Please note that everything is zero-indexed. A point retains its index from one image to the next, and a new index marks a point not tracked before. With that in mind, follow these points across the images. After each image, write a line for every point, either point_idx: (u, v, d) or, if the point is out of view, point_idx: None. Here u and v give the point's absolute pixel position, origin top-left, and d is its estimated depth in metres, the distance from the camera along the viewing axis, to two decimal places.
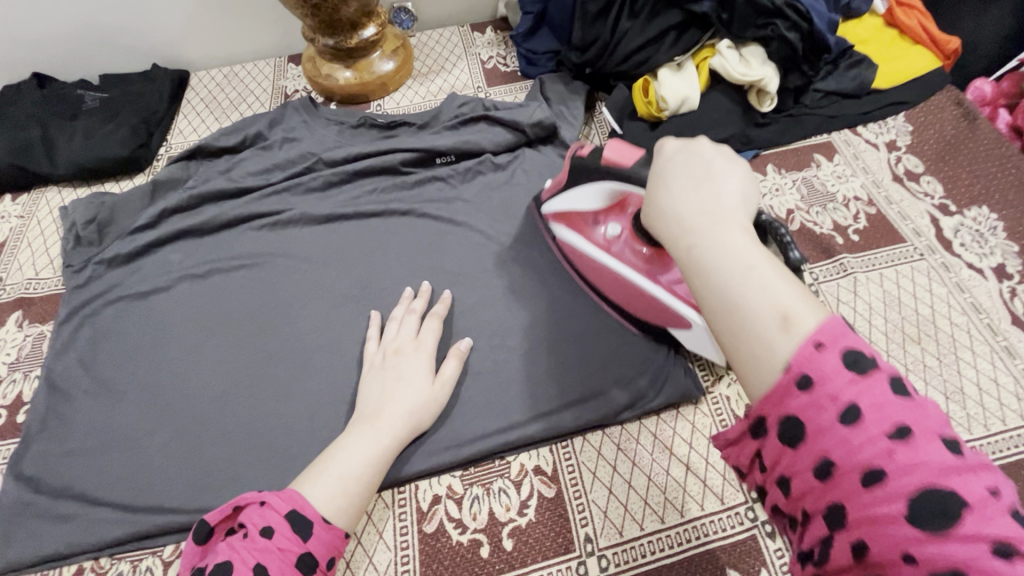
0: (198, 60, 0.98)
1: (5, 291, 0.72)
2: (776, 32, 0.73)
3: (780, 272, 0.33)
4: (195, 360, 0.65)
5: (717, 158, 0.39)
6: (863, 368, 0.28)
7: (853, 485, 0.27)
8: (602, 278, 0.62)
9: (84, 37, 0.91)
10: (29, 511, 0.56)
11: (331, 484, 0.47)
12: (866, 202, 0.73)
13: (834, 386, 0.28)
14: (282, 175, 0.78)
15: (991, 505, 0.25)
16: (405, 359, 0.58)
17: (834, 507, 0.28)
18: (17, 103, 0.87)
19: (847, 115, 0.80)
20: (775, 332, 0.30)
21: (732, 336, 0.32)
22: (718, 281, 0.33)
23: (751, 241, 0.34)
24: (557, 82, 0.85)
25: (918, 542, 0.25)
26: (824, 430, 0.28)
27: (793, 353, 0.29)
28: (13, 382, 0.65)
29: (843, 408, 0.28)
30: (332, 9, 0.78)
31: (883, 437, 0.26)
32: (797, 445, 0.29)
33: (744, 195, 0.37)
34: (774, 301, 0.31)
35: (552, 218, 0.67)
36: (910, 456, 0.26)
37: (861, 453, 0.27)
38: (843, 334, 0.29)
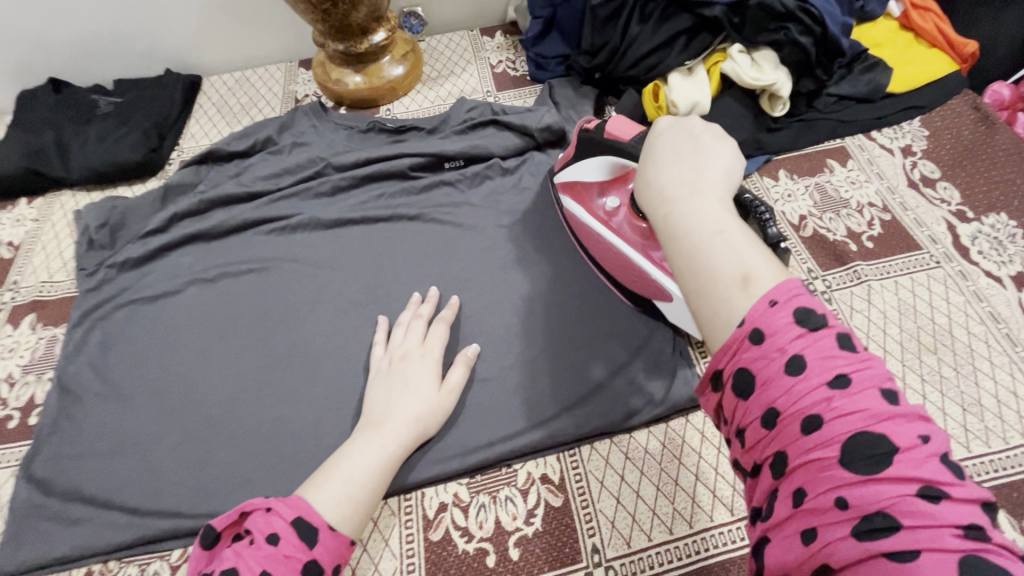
0: (211, 66, 0.99)
1: (19, 294, 0.73)
2: (789, 36, 0.72)
3: (748, 239, 0.35)
4: (204, 364, 0.65)
5: (704, 134, 0.41)
6: (812, 325, 0.30)
7: (796, 432, 0.29)
8: (600, 250, 0.64)
9: (99, 42, 0.92)
10: (40, 513, 0.56)
11: (336, 491, 0.47)
12: (881, 208, 0.72)
13: (783, 339, 0.30)
14: (292, 180, 0.78)
15: (919, 449, 0.27)
16: (411, 365, 0.58)
17: (778, 455, 0.29)
18: (33, 108, 0.89)
19: (861, 120, 0.79)
20: (735, 290, 0.32)
21: (697, 295, 0.34)
22: (688, 245, 0.35)
23: (726, 211, 0.36)
24: (566, 87, 0.84)
25: (850, 484, 0.27)
26: (772, 380, 0.30)
27: (750, 310, 0.31)
28: (25, 384, 0.65)
29: (790, 359, 0.29)
30: (343, 14, 0.79)
31: (824, 387, 0.28)
32: (748, 397, 0.31)
33: (727, 169, 0.39)
34: (738, 264, 0.33)
35: (560, 188, 0.69)
36: (848, 404, 0.28)
37: (804, 401, 0.28)
38: (796, 294, 0.31)
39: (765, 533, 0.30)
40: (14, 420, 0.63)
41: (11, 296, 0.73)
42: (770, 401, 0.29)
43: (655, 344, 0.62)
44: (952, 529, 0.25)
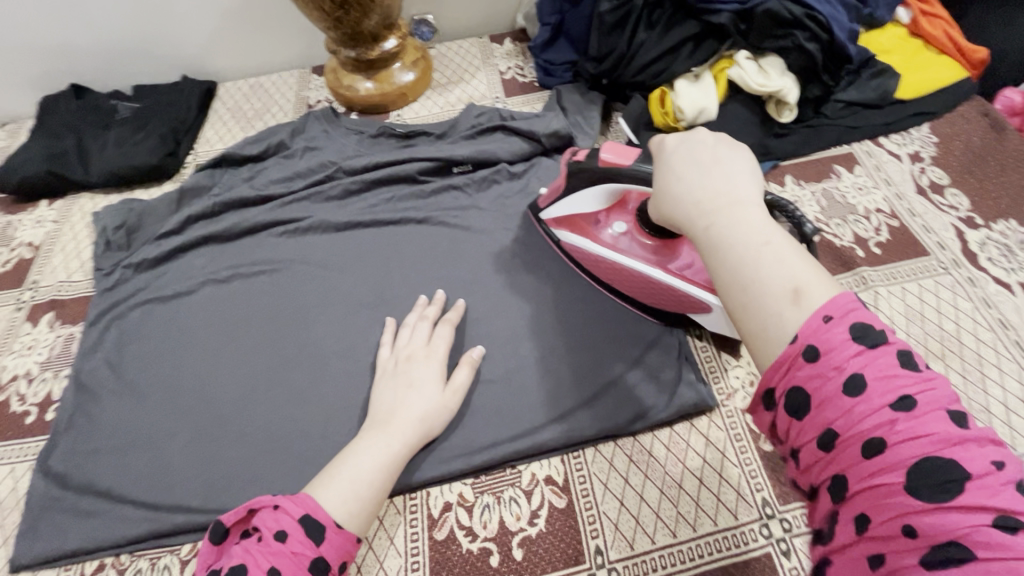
0: (226, 72, 1.01)
1: (38, 293, 0.75)
2: (795, 43, 0.73)
3: (791, 248, 0.35)
4: (216, 363, 0.66)
5: (719, 145, 0.42)
6: (870, 343, 0.30)
7: (857, 455, 0.29)
8: (613, 276, 0.64)
9: (119, 49, 0.95)
10: (55, 506, 0.58)
11: (343, 489, 0.48)
12: (888, 214, 0.72)
13: (840, 357, 0.30)
14: (303, 183, 0.80)
15: (992, 477, 0.26)
16: (417, 366, 0.59)
17: (838, 477, 0.29)
18: (55, 113, 0.91)
19: (869, 126, 0.79)
20: (786, 305, 0.33)
21: (745, 312, 0.34)
22: (733, 261, 0.35)
23: (764, 221, 0.37)
24: (573, 93, 0.85)
25: (919, 511, 0.26)
26: (830, 401, 0.30)
27: (801, 326, 0.32)
28: (43, 381, 0.67)
29: (849, 379, 0.29)
30: (355, 22, 0.81)
31: (886, 408, 0.28)
32: (805, 416, 0.31)
33: (753, 177, 0.40)
34: (786, 278, 0.33)
35: (555, 225, 0.68)
36: (913, 426, 0.28)
37: (864, 422, 0.29)
38: (852, 310, 0.31)
39: (826, 558, 0.30)
40: (32, 416, 0.64)
41: (31, 295, 0.75)
42: (828, 422, 0.29)
43: (660, 348, 0.62)
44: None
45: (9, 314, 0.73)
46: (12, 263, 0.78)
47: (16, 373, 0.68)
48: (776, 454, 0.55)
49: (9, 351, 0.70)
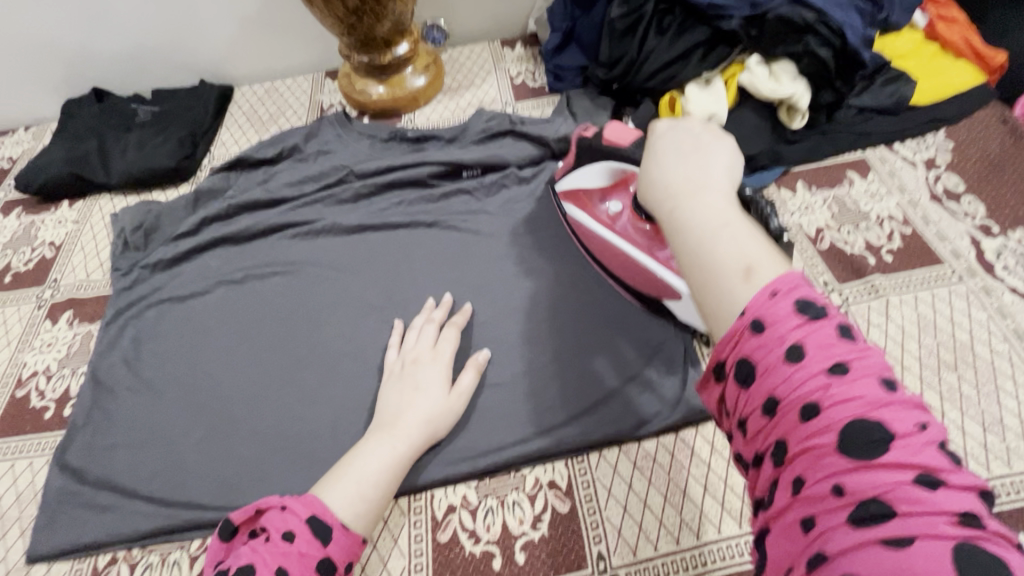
0: (243, 76, 1.03)
1: (58, 291, 0.77)
2: (807, 48, 0.72)
3: (750, 233, 0.35)
4: (228, 362, 0.68)
5: (704, 134, 0.41)
6: (812, 316, 0.30)
7: (795, 420, 0.29)
8: (606, 253, 0.65)
9: (140, 54, 0.98)
10: (72, 500, 0.59)
11: (350, 489, 0.49)
12: (901, 222, 0.71)
13: (783, 329, 0.30)
14: (316, 187, 0.81)
15: (915, 437, 0.27)
16: (423, 369, 0.59)
17: (777, 443, 0.30)
18: (78, 117, 0.94)
19: (883, 132, 0.78)
20: (737, 282, 0.33)
21: (701, 288, 0.34)
22: (693, 238, 0.36)
23: (730, 208, 0.37)
24: (583, 98, 0.86)
25: (849, 471, 0.27)
26: (772, 369, 0.30)
27: (751, 301, 0.32)
28: (62, 377, 0.69)
29: (790, 348, 0.29)
30: (368, 28, 0.82)
31: (823, 375, 0.29)
32: (749, 385, 0.31)
33: (730, 167, 0.39)
34: (741, 257, 0.33)
35: (561, 196, 0.70)
36: (846, 391, 0.28)
37: (803, 388, 0.29)
38: (797, 286, 0.31)
39: (766, 524, 0.30)
40: (50, 411, 0.66)
41: (52, 293, 0.77)
42: (771, 390, 0.29)
43: (666, 353, 0.62)
44: (948, 517, 0.25)
45: (30, 312, 0.75)
46: (35, 262, 0.81)
47: (36, 369, 0.70)
48: None
49: (30, 348, 0.72)
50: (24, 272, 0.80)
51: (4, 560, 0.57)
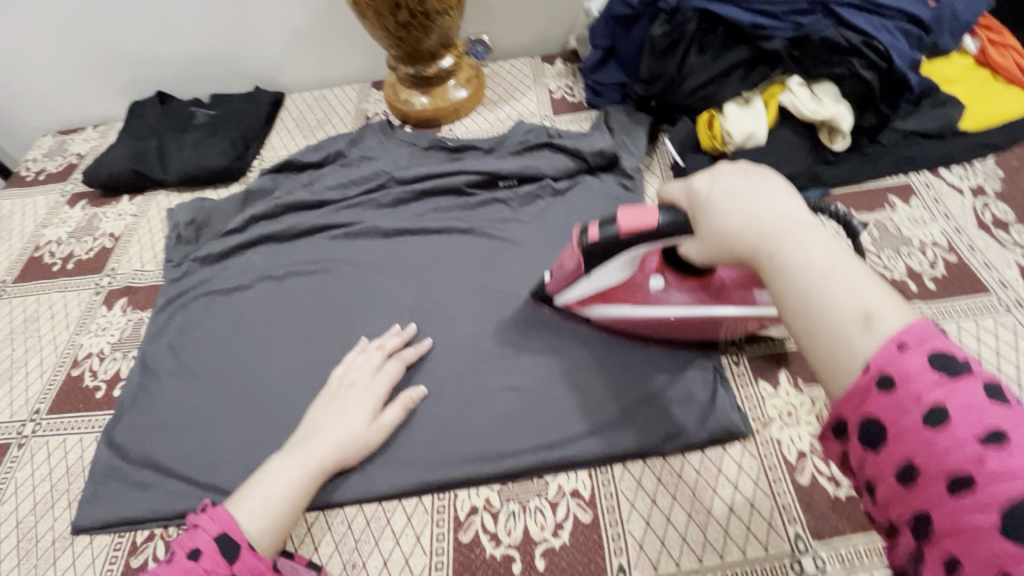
0: (294, 84, 1.09)
1: (115, 279, 0.82)
2: (851, 70, 0.72)
3: (860, 274, 0.36)
4: (267, 354, 0.70)
5: (750, 172, 0.43)
6: (953, 373, 0.31)
7: (942, 489, 0.30)
8: (678, 328, 0.61)
9: (203, 61, 1.04)
10: (115, 476, 0.62)
11: (256, 506, 0.51)
12: (945, 248, 0.69)
13: (919, 389, 0.31)
14: (357, 191, 0.84)
15: None
16: (353, 395, 0.60)
17: (922, 512, 0.31)
18: (141, 117, 1.00)
19: (927, 157, 0.77)
20: (857, 331, 0.34)
21: (818, 339, 0.35)
22: (800, 286, 0.36)
23: (830, 247, 0.37)
24: (620, 114, 0.87)
25: (1016, 556, 0.26)
26: (909, 433, 0.31)
27: (875, 354, 0.33)
28: (114, 360, 0.73)
29: (928, 410, 0.31)
30: (415, 42, 0.85)
31: (973, 442, 0.29)
32: (882, 449, 0.32)
33: (795, 198, 0.40)
34: (857, 304, 0.34)
35: (580, 306, 0.64)
36: (1004, 463, 0.28)
37: (949, 457, 0.30)
38: (930, 339, 0.32)
39: None
40: (101, 391, 0.70)
41: (109, 281, 0.82)
42: (910, 455, 0.31)
43: (696, 369, 0.62)
44: None
45: (89, 297, 0.80)
46: (95, 250, 0.86)
47: (90, 351, 0.74)
48: (814, 489, 0.53)
49: (86, 331, 0.76)
50: (85, 260, 0.85)
51: (51, 529, 0.60)
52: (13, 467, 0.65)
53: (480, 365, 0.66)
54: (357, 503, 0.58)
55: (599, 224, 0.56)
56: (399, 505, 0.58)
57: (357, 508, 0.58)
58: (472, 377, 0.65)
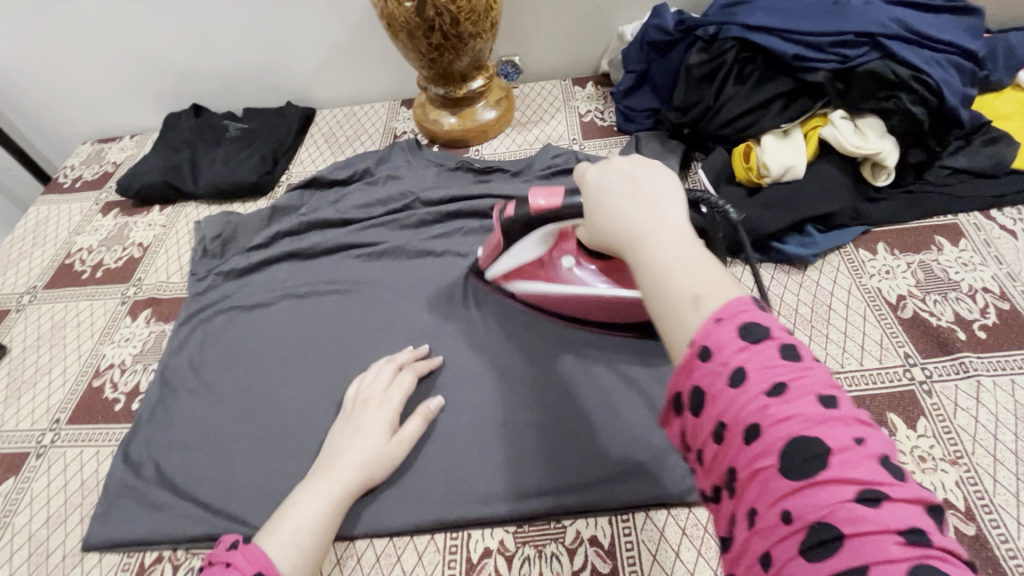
0: (326, 100, 1.10)
1: (141, 290, 0.83)
2: (899, 105, 0.68)
3: (701, 261, 0.37)
4: (283, 374, 0.70)
5: (638, 168, 0.45)
6: (753, 337, 0.32)
7: (741, 445, 0.31)
8: (586, 309, 0.65)
9: (240, 76, 1.06)
10: (128, 494, 0.62)
11: (286, 541, 0.50)
12: (997, 295, 0.65)
13: (726, 354, 0.32)
14: (382, 210, 0.84)
15: (854, 451, 0.28)
16: (370, 412, 0.60)
17: (728, 471, 0.31)
18: (176, 129, 1.02)
19: (977, 196, 0.73)
20: (686, 311, 0.35)
21: (660, 320, 0.37)
22: (649, 271, 0.38)
23: (685, 237, 0.39)
24: (653, 141, 0.85)
25: (792, 494, 0.28)
26: (717, 396, 0.32)
27: (698, 329, 0.34)
28: (134, 372, 0.73)
29: (732, 372, 0.31)
30: (447, 63, 0.85)
31: (762, 396, 0.30)
32: (699, 413, 0.33)
33: (671, 194, 0.42)
34: (691, 288, 0.36)
35: (503, 279, 0.69)
36: (785, 411, 0.30)
37: (746, 414, 0.31)
38: (740, 309, 0.33)
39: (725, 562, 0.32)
40: (120, 404, 0.70)
41: (135, 291, 0.83)
42: (718, 417, 0.32)
43: None
44: (893, 536, 0.26)
45: (115, 307, 0.81)
46: (123, 260, 0.87)
47: (112, 362, 0.75)
48: None
49: (110, 341, 0.77)
50: (114, 269, 0.86)
51: (62, 545, 0.60)
52: (30, 478, 0.65)
53: (499, 396, 0.64)
54: (368, 537, 0.56)
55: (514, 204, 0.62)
56: (410, 542, 0.56)
57: (368, 542, 0.56)
58: (490, 409, 0.63)
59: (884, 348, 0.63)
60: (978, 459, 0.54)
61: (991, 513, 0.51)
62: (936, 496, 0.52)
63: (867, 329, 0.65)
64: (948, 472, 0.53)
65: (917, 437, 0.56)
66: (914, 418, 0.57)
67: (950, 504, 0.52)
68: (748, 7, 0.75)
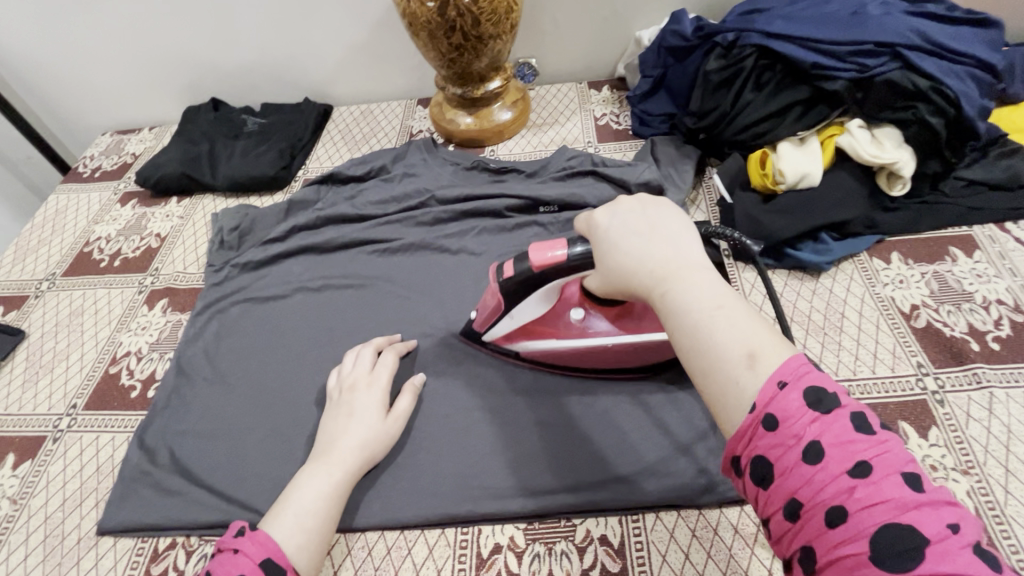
0: (343, 97, 1.11)
1: (158, 279, 0.84)
2: (917, 116, 0.69)
3: (742, 311, 0.39)
4: (297, 366, 0.70)
5: (648, 211, 0.48)
6: (824, 409, 0.34)
7: (822, 523, 0.32)
8: (601, 358, 0.62)
9: (259, 71, 1.07)
10: (143, 480, 0.62)
11: (294, 528, 0.50)
12: (1011, 307, 0.65)
13: (799, 428, 0.34)
14: (398, 207, 0.85)
15: (948, 539, 0.30)
16: (358, 395, 0.61)
17: (807, 546, 0.33)
18: (194, 122, 1.03)
19: (993, 209, 0.73)
20: (741, 367, 0.37)
21: (707, 374, 0.38)
22: (689, 322, 0.40)
23: (713, 282, 0.41)
24: (668, 146, 0.86)
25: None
26: (791, 470, 0.33)
27: (759, 395, 0.35)
28: (150, 360, 0.74)
29: (807, 448, 0.33)
30: (466, 64, 0.86)
31: (844, 475, 0.32)
32: (771, 486, 0.34)
33: (687, 237, 0.45)
34: (743, 343, 0.37)
35: (506, 339, 0.65)
36: (870, 493, 0.31)
37: (827, 492, 0.32)
38: (802, 375, 0.35)
39: None
40: (136, 391, 0.71)
41: (152, 281, 0.84)
42: (793, 492, 0.33)
43: None
44: None
45: (132, 296, 0.82)
46: (141, 250, 0.88)
47: (128, 350, 0.76)
48: None
49: (127, 329, 0.78)
50: (131, 258, 0.87)
51: (77, 528, 0.60)
52: (46, 461, 0.66)
53: (511, 395, 0.64)
54: (379, 529, 0.57)
55: (512, 262, 0.57)
56: (421, 535, 0.57)
57: (379, 534, 0.57)
58: (504, 407, 0.63)
59: (896, 357, 0.63)
60: (990, 469, 0.54)
61: (1002, 524, 0.51)
62: None
63: (879, 338, 0.65)
64: (959, 482, 0.53)
65: (929, 446, 0.56)
66: (926, 427, 0.57)
67: None
68: (767, 15, 0.76)
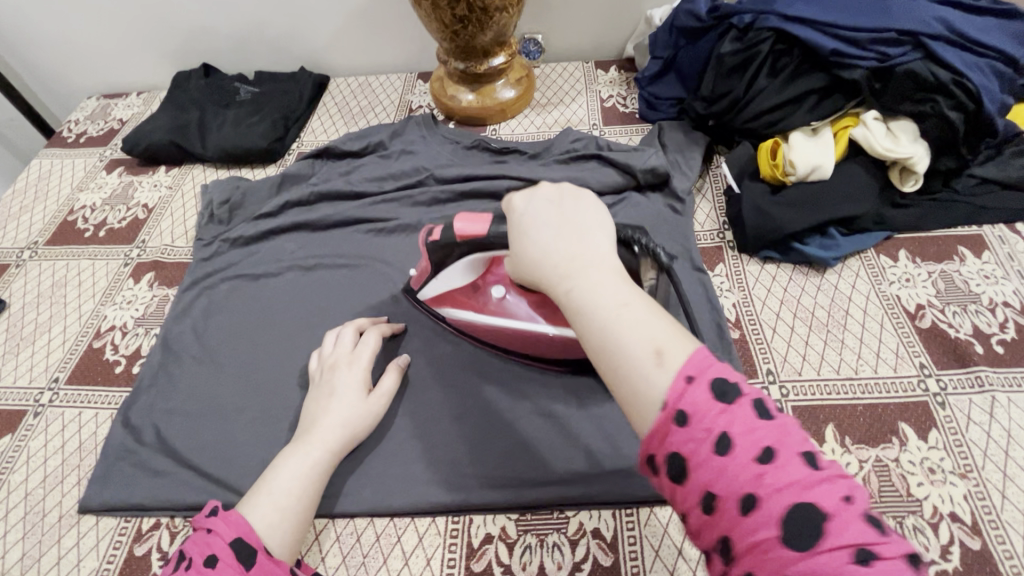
0: (341, 68, 1.07)
1: (144, 252, 0.81)
2: (936, 109, 0.66)
3: (647, 308, 0.37)
4: (286, 346, 0.68)
5: (562, 198, 0.45)
6: (728, 398, 0.32)
7: (734, 514, 0.30)
8: (518, 341, 0.62)
9: (254, 37, 1.03)
10: (128, 458, 0.61)
11: (272, 512, 0.49)
12: (1017, 310, 0.64)
13: (708, 419, 0.31)
14: (395, 185, 0.82)
15: (845, 512, 0.29)
16: (340, 375, 0.59)
17: (722, 539, 0.31)
18: (185, 88, 0.99)
19: (1003, 209, 0.71)
20: (650, 366, 0.34)
21: (617, 377, 0.35)
22: (597, 319, 0.37)
23: (616, 278, 0.39)
24: (676, 130, 0.84)
25: (795, 565, 0.28)
26: (703, 464, 0.31)
27: (667, 392, 0.33)
28: (135, 336, 0.72)
29: (717, 439, 0.31)
30: (470, 37, 0.82)
31: (752, 463, 0.30)
32: (682, 482, 0.32)
33: (600, 227, 0.42)
34: (648, 339, 0.35)
35: (434, 303, 0.66)
36: (777, 477, 0.30)
37: (738, 480, 0.30)
38: (707, 366, 0.33)
39: None
40: (121, 366, 0.69)
41: (138, 253, 0.81)
42: (706, 486, 0.31)
43: None
44: None
45: (117, 268, 0.79)
46: (127, 220, 0.85)
47: (113, 324, 0.73)
48: None
49: (111, 303, 0.75)
50: (117, 229, 0.84)
51: (59, 506, 0.59)
52: (27, 436, 0.64)
53: (507, 384, 0.63)
54: (368, 515, 0.56)
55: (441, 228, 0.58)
56: (411, 523, 0.55)
57: (367, 521, 0.56)
58: (498, 395, 0.62)
59: (899, 357, 0.62)
60: (987, 474, 0.53)
61: (997, 529, 0.50)
62: (943, 508, 0.52)
63: (883, 337, 0.63)
64: (957, 485, 0.53)
65: (928, 448, 0.55)
66: (926, 428, 0.56)
67: (957, 517, 0.51)
68: None
